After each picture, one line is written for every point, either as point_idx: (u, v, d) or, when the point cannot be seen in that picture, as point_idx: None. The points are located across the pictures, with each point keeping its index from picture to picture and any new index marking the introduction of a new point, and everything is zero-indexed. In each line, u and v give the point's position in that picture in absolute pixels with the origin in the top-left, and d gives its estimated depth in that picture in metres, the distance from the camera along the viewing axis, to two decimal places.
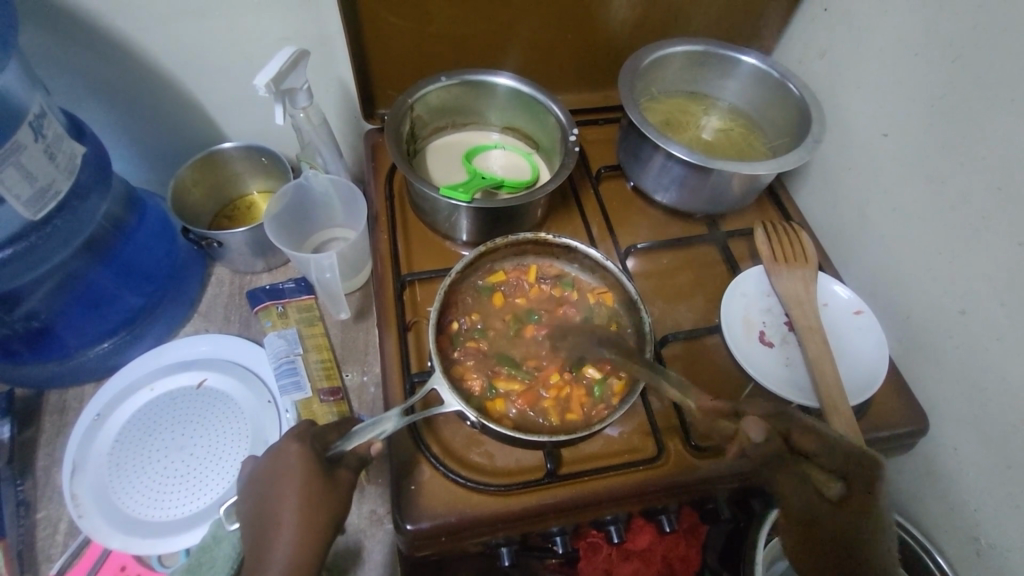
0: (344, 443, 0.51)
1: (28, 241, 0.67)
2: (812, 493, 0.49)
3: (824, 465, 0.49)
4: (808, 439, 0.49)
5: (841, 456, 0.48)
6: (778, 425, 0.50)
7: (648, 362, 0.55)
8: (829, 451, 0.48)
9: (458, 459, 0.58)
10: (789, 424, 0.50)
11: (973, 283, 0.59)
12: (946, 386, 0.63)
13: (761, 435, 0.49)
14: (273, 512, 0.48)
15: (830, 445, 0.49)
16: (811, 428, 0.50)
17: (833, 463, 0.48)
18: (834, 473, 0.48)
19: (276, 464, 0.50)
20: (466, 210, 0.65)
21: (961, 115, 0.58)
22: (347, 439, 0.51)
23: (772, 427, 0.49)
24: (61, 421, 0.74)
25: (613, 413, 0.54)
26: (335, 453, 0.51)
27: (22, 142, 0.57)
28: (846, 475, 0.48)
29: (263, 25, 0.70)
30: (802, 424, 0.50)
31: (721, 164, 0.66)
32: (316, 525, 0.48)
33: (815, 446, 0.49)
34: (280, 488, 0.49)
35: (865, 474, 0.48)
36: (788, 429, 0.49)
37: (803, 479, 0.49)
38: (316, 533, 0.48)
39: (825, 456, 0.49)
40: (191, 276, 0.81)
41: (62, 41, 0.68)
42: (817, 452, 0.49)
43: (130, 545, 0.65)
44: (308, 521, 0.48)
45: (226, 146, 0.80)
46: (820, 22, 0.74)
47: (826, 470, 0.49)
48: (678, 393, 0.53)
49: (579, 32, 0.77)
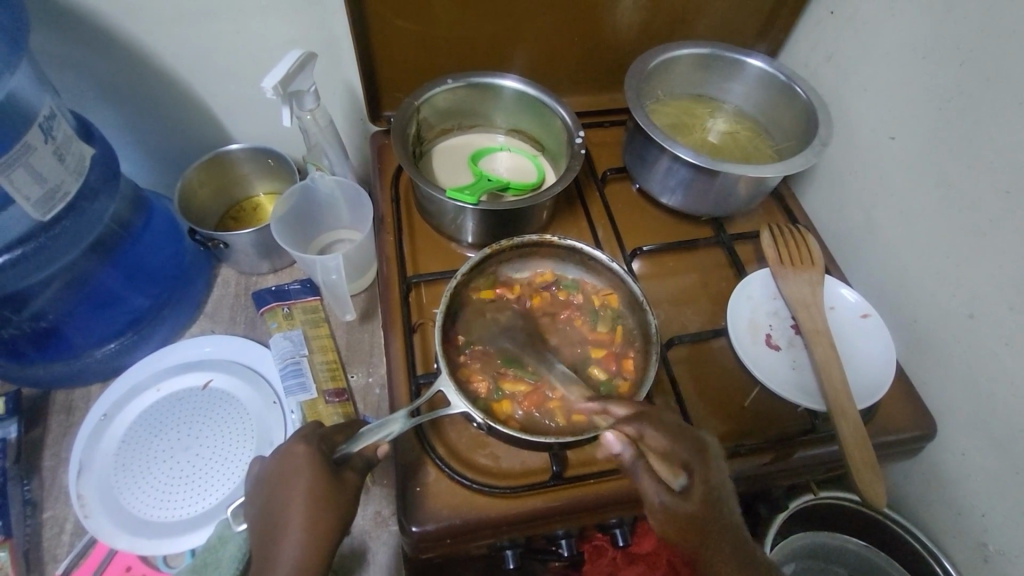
0: (349, 446, 0.51)
1: (37, 242, 0.67)
2: (664, 491, 0.46)
3: (669, 457, 0.47)
4: (659, 437, 0.47)
5: (678, 444, 0.46)
6: (632, 425, 0.49)
7: (653, 326, 0.57)
8: (672, 438, 0.46)
9: (461, 460, 0.57)
10: (642, 421, 0.48)
11: (981, 287, 0.59)
12: (952, 392, 0.63)
13: (620, 446, 0.50)
14: (279, 514, 0.48)
15: (672, 440, 0.46)
16: (665, 425, 0.47)
17: (675, 454, 0.46)
18: (679, 465, 0.46)
19: (282, 465, 0.51)
20: (472, 212, 0.65)
21: (970, 119, 0.58)
22: (354, 442, 0.51)
23: (626, 432, 0.49)
24: (68, 421, 0.74)
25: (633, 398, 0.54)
26: (341, 456, 0.51)
27: (32, 143, 0.57)
28: (688, 467, 0.46)
29: (272, 27, 0.71)
30: (657, 419, 0.48)
31: (727, 167, 0.66)
32: (322, 527, 0.48)
33: (659, 441, 0.47)
34: (286, 489, 0.49)
35: (701, 462, 0.45)
36: (641, 426, 0.48)
37: (652, 476, 0.47)
38: (322, 535, 0.48)
39: (668, 449, 0.47)
40: (196, 276, 0.82)
41: (71, 43, 0.69)
42: (659, 441, 0.47)
43: (136, 545, 0.65)
44: (313, 523, 0.48)
45: (232, 148, 0.80)
46: (826, 24, 0.74)
47: (671, 463, 0.47)
48: (562, 384, 0.58)
49: (586, 35, 0.77)
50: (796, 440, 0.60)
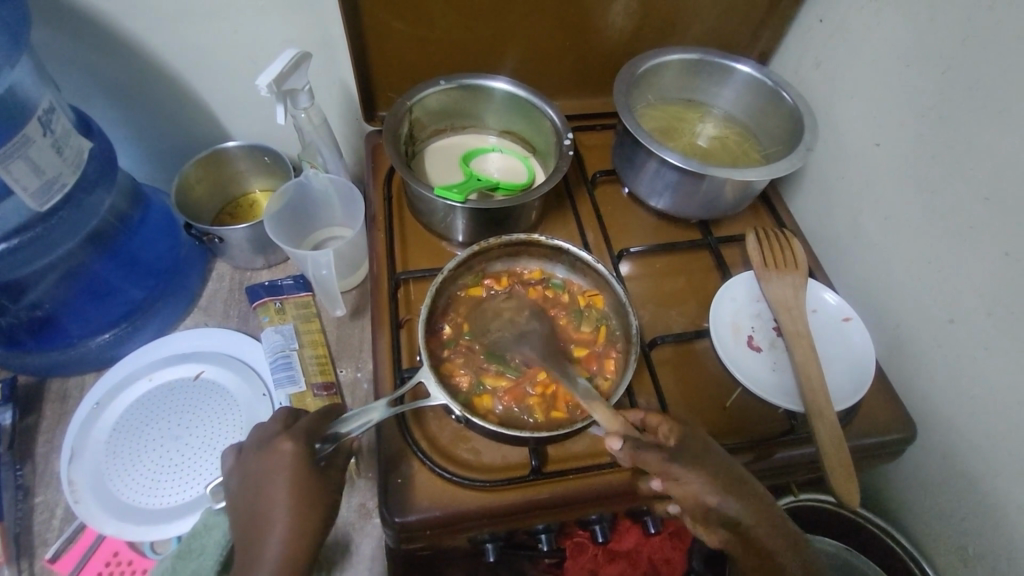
0: (340, 425, 0.53)
1: (34, 231, 0.68)
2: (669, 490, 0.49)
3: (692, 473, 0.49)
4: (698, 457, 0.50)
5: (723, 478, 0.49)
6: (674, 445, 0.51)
7: (635, 327, 0.58)
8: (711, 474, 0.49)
9: (444, 456, 0.58)
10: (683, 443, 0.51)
11: (960, 293, 0.60)
12: (933, 396, 0.63)
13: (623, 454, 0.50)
14: (264, 498, 0.50)
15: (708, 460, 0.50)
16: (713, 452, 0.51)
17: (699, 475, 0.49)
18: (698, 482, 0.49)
19: (267, 455, 0.52)
20: (460, 210, 0.66)
21: (950, 126, 0.59)
22: (342, 423, 0.53)
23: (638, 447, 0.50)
24: (62, 408, 0.75)
25: (618, 386, 0.56)
26: (331, 435, 0.53)
27: (31, 135, 0.59)
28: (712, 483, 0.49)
29: (270, 27, 0.73)
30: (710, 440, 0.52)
31: (713, 171, 0.67)
32: (302, 512, 0.50)
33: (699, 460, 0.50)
34: (269, 477, 0.51)
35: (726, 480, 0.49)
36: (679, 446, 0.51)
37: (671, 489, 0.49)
38: (304, 521, 0.50)
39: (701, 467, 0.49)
40: (192, 269, 0.83)
41: (73, 39, 0.71)
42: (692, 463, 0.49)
43: (124, 531, 0.67)
44: (295, 506, 0.50)
45: (229, 145, 0.82)
46: (815, 32, 0.75)
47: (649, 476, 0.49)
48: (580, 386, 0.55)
49: (578, 39, 0.78)
50: (775, 441, 0.60)
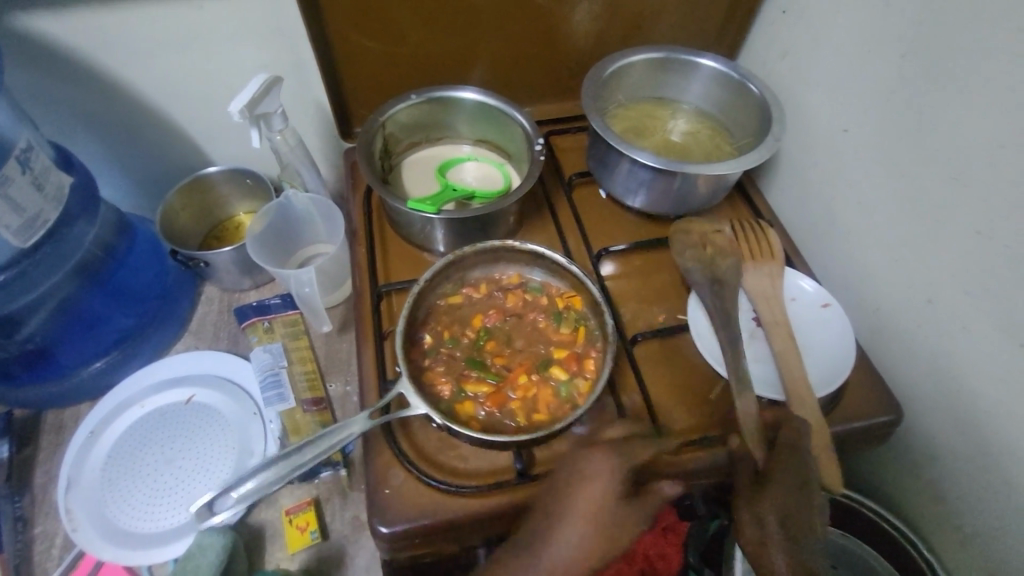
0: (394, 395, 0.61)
1: (19, 267, 0.70)
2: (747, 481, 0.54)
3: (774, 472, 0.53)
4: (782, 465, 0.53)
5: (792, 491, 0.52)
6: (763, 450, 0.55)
7: (609, 327, 0.60)
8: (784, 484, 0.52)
9: (594, 509, 0.54)
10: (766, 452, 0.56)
11: (935, 272, 0.60)
12: (916, 376, 0.64)
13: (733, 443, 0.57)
14: (553, 508, 0.55)
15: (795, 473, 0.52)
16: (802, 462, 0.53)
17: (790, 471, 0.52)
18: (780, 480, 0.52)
19: (576, 465, 0.56)
20: (436, 221, 0.67)
21: (914, 108, 0.60)
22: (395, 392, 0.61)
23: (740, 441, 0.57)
24: (58, 438, 0.77)
25: (599, 377, 0.58)
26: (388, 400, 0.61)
27: (10, 175, 0.60)
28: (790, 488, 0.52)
29: (243, 52, 0.74)
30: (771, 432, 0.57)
31: (685, 167, 0.67)
32: (597, 517, 0.54)
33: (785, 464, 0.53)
34: (590, 482, 0.55)
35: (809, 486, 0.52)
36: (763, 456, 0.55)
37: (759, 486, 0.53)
38: (595, 525, 0.54)
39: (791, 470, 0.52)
40: (182, 295, 0.84)
41: (51, 77, 0.72)
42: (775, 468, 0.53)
43: (121, 556, 0.68)
44: (597, 514, 0.54)
45: (209, 170, 0.84)
46: (779, 23, 0.76)
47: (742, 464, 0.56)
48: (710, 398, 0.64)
49: (545, 45, 0.79)
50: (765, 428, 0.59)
